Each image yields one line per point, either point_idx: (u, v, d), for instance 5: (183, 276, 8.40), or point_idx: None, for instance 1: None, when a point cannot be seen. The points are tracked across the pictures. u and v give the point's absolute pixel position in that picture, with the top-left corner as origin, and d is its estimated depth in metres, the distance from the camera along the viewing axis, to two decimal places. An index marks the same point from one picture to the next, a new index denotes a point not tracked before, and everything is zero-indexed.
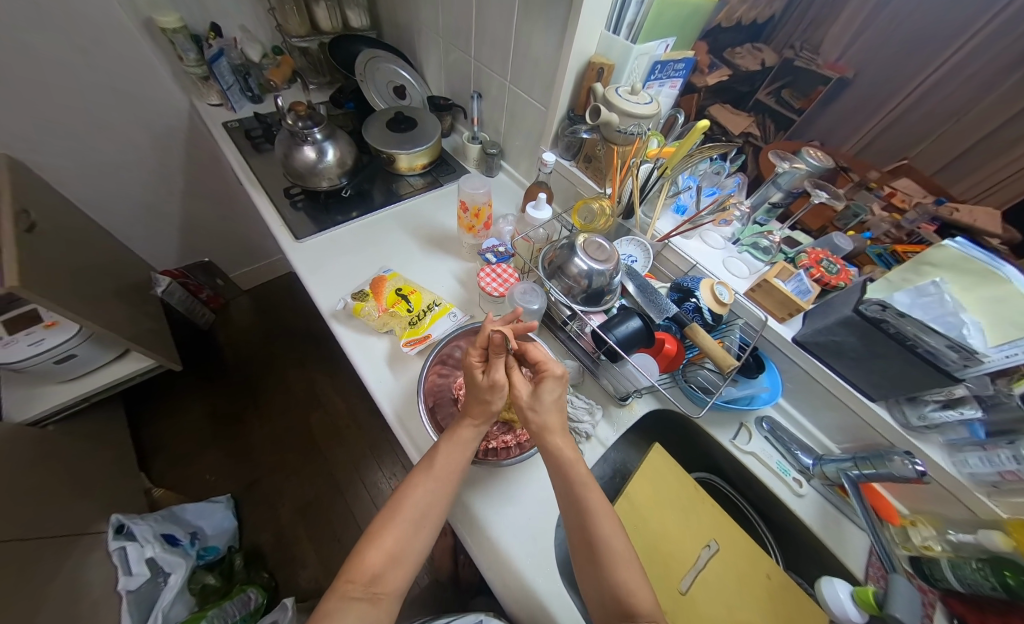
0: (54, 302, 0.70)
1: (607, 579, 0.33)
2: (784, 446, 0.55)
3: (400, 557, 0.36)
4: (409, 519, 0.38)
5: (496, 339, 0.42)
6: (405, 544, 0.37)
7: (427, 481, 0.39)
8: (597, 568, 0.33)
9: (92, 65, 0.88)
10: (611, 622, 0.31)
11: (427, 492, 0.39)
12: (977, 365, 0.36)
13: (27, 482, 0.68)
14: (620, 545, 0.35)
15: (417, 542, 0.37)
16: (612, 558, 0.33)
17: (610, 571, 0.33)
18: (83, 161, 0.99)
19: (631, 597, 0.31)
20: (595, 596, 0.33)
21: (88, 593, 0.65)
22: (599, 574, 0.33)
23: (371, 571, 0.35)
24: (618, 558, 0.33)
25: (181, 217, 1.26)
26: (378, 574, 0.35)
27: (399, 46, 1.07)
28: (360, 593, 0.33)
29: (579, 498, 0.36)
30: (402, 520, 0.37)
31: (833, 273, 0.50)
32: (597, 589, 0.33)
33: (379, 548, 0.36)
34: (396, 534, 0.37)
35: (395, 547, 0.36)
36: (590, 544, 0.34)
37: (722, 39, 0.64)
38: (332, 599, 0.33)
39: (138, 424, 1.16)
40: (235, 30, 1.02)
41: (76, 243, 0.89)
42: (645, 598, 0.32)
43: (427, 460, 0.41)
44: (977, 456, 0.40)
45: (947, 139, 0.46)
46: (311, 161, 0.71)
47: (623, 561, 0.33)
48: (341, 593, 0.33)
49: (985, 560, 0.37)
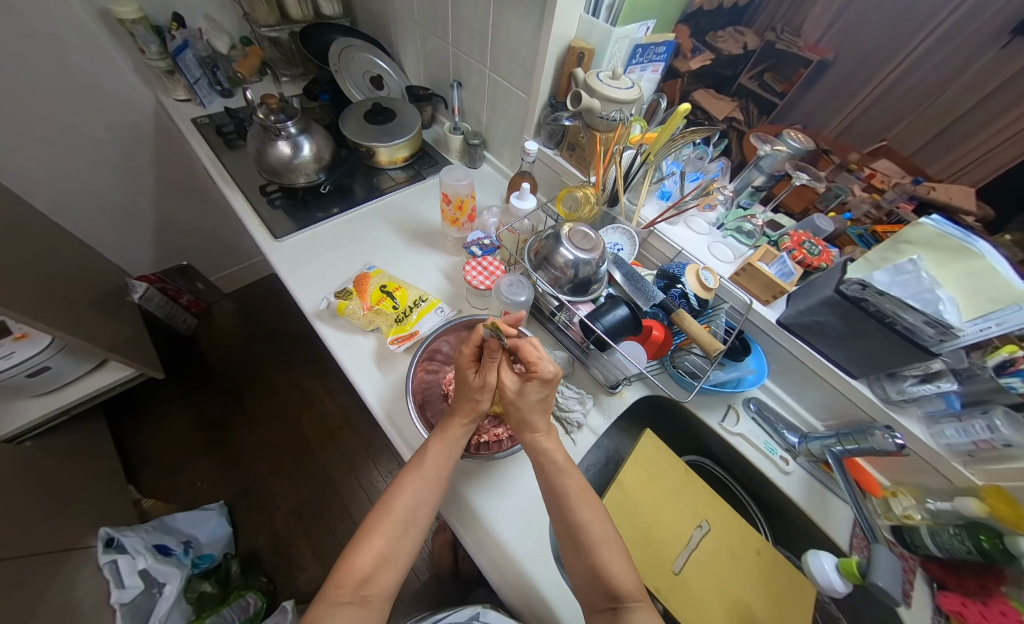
0: (22, 313, 0.67)
1: (593, 562, 0.33)
2: (771, 426, 0.56)
3: (390, 558, 0.36)
4: (398, 521, 0.37)
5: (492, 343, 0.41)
6: (394, 546, 0.37)
7: (416, 481, 0.39)
8: (582, 553, 0.34)
9: (46, 61, 0.83)
10: (599, 605, 0.32)
11: (416, 493, 0.38)
12: (953, 339, 0.37)
13: (6, 500, 0.65)
14: (601, 528, 0.35)
15: (406, 542, 0.37)
16: (597, 543, 0.34)
17: (595, 553, 0.33)
18: (45, 164, 0.94)
19: (614, 578, 0.32)
20: (581, 580, 0.34)
21: (79, 607, 0.63)
22: (583, 558, 0.34)
23: (361, 574, 0.35)
24: (600, 542, 0.34)
25: (156, 220, 1.21)
26: (367, 578, 0.35)
27: (374, 35, 1.03)
28: (349, 597, 0.33)
29: (555, 483, 0.38)
30: (391, 522, 0.37)
31: (814, 254, 0.51)
32: (584, 572, 0.33)
33: (368, 551, 0.36)
34: (384, 537, 0.36)
35: (385, 549, 0.36)
36: (572, 530, 0.35)
37: (703, 23, 0.64)
38: (321, 604, 0.32)
39: (123, 435, 1.13)
40: (199, 20, 0.97)
41: (43, 251, 0.85)
42: (630, 579, 0.32)
43: (416, 459, 0.41)
44: (953, 427, 0.42)
45: (923, 120, 0.46)
46: (287, 156, 0.69)
47: (604, 544, 0.34)
48: (330, 599, 0.33)
49: (963, 526, 0.38)
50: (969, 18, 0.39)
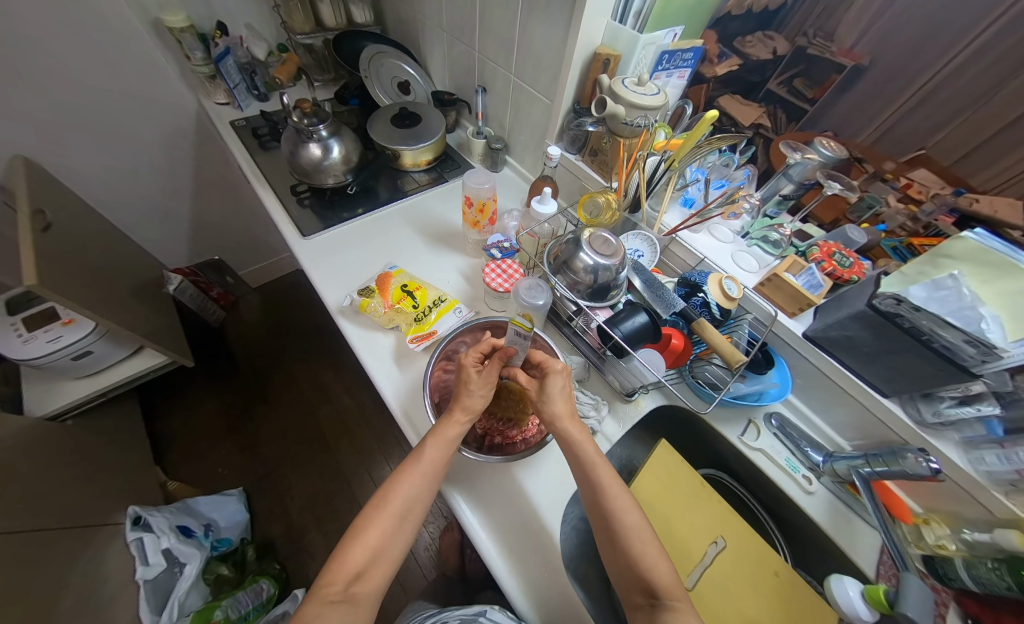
0: (71, 299, 0.72)
1: (629, 554, 0.34)
2: (794, 443, 0.54)
3: (384, 552, 0.37)
4: (395, 515, 0.38)
5: (509, 349, 0.45)
6: (389, 540, 0.37)
7: (413, 476, 0.40)
8: (615, 547, 0.35)
9: (103, 67, 0.90)
10: (636, 599, 0.33)
11: (413, 488, 0.39)
12: (996, 360, 0.34)
13: (49, 473, 0.70)
14: (635, 520, 0.36)
15: (400, 538, 0.38)
16: (630, 534, 0.35)
17: (631, 546, 0.34)
18: (95, 161, 1.00)
19: (653, 573, 0.33)
20: (618, 571, 0.35)
21: (108, 580, 0.67)
22: (619, 551, 0.35)
23: (354, 570, 0.35)
24: (630, 532, 0.35)
25: (191, 217, 1.28)
26: (360, 574, 0.35)
27: (403, 41, 1.07)
28: (339, 595, 0.33)
29: (590, 476, 0.39)
30: (389, 516, 0.38)
31: (845, 267, 0.49)
32: (620, 569, 0.35)
33: (364, 545, 0.36)
34: (381, 531, 0.37)
35: (380, 543, 0.37)
36: (604, 519, 0.37)
37: (731, 28, 0.62)
38: (312, 602, 0.33)
39: (153, 419, 1.19)
40: (240, 28, 1.02)
41: (90, 242, 0.90)
42: (661, 573, 0.33)
43: (414, 455, 0.42)
44: (995, 454, 0.39)
45: (968, 128, 0.44)
46: (317, 158, 0.72)
47: (640, 540, 0.35)
48: (320, 597, 0.33)
49: (1001, 560, 0.36)
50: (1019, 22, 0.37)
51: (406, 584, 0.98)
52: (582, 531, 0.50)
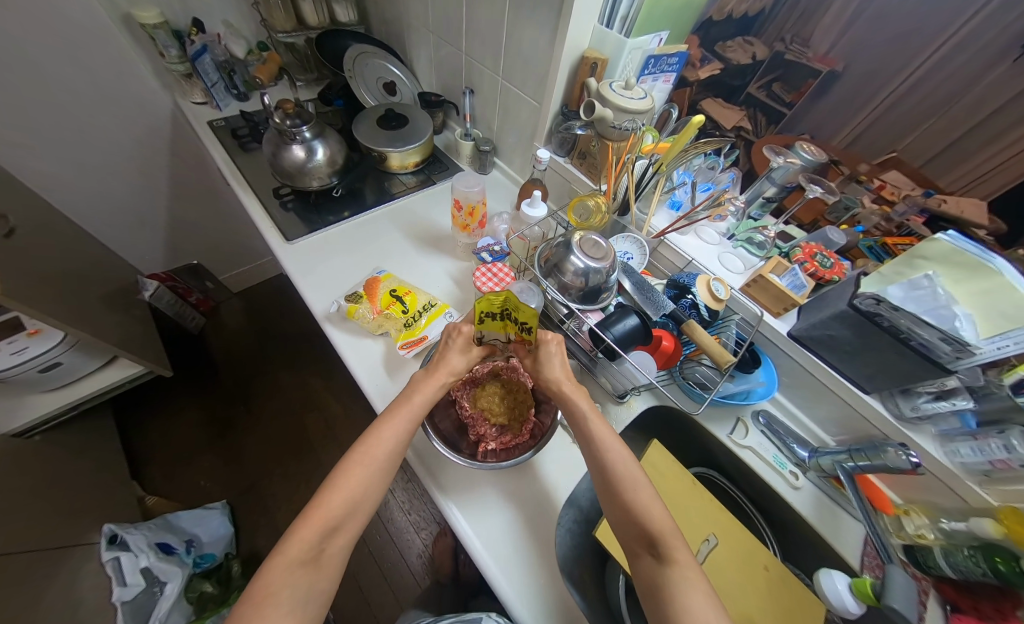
0: (38, 310, 0.69)
1: (625, 502, 0.35)
2: (780, 440, 0.56)
3: (359, 507, 0.36)
4: (377, 466, 0.37)
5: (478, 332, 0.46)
6: (364, 494, 0.36)
7: (393, 427, 0.40)
8: (613, 495, 0.36)
9: (68, 65, 0.85)
10: (637, 548, 0.34)
11: (394, 438, 0.39)
12: (968, 356, 0.36)
13: (15, 495, 0.66)
14: (632, 470, 0.37)
15: (374, 493, 0.37)
16: (625, 482, 0.36)
17: (630, 492, 0.35)
18: (61, 163, 0.95)
19: (651, 523, 0.33)
20: (618, 521, 0.36)
21: (84, 604, 0.64)
22: (618, 499, 0.36)
23: (330, 524, 0.34)
24: (627, 482, 0.36)
25: (168, 220, 1.23)
26: (337, 529, 0.34)
27: (387, 41, 1.05)
28: (306, 557, 0.32)
29: (587, 432, 0.40)
30: (365, 468, 0.37)
31: (827, 267, 0.51)
32: (620, 518, 0.36)
33: (339, 499, 0.35)
34: (357, 483, 0.36)
35: (355, 498, 0.36)
36: (604, 474, 0.38)
37: (713, 33, 0.64)
38: (274, 571, 0.31)
39: (129, 432, 1.14)
40: (217, 25, 0.99)
41: (58, 248, 0.86)
42: (660, 521, 0.34)
43: (392, 408, 0.42)
44: (969, 446, 0.41)
45: (935, 133, 0.46)
46: (300, 160, 0.70)
47: (637, 488, 0.36)
48: (285, 560, 0.31)
49: (976, 547, 0.37)
50: (966, 43, 0.40)
51: (401, 591, 0.97)
52: (579, 533, 0.49)
